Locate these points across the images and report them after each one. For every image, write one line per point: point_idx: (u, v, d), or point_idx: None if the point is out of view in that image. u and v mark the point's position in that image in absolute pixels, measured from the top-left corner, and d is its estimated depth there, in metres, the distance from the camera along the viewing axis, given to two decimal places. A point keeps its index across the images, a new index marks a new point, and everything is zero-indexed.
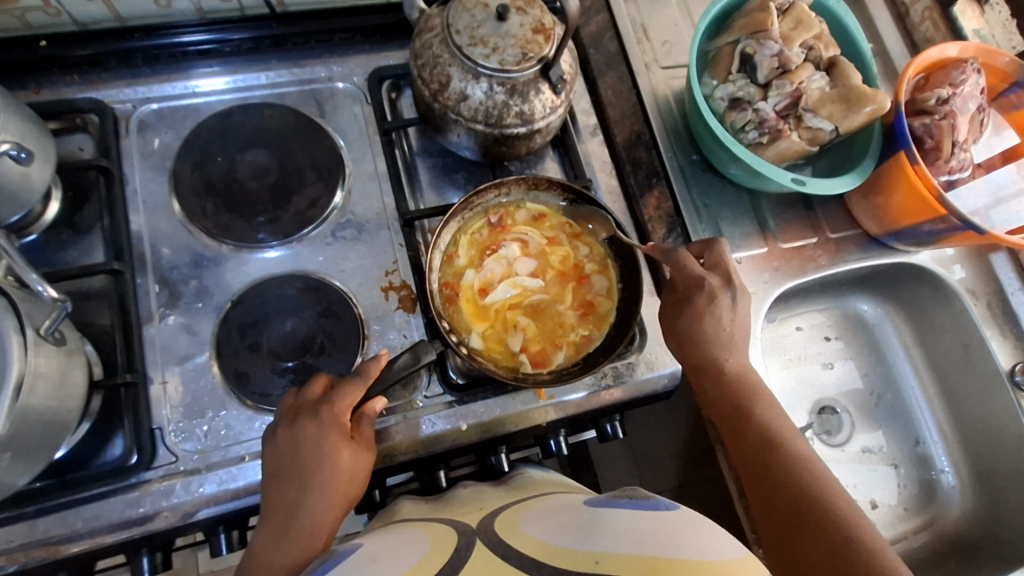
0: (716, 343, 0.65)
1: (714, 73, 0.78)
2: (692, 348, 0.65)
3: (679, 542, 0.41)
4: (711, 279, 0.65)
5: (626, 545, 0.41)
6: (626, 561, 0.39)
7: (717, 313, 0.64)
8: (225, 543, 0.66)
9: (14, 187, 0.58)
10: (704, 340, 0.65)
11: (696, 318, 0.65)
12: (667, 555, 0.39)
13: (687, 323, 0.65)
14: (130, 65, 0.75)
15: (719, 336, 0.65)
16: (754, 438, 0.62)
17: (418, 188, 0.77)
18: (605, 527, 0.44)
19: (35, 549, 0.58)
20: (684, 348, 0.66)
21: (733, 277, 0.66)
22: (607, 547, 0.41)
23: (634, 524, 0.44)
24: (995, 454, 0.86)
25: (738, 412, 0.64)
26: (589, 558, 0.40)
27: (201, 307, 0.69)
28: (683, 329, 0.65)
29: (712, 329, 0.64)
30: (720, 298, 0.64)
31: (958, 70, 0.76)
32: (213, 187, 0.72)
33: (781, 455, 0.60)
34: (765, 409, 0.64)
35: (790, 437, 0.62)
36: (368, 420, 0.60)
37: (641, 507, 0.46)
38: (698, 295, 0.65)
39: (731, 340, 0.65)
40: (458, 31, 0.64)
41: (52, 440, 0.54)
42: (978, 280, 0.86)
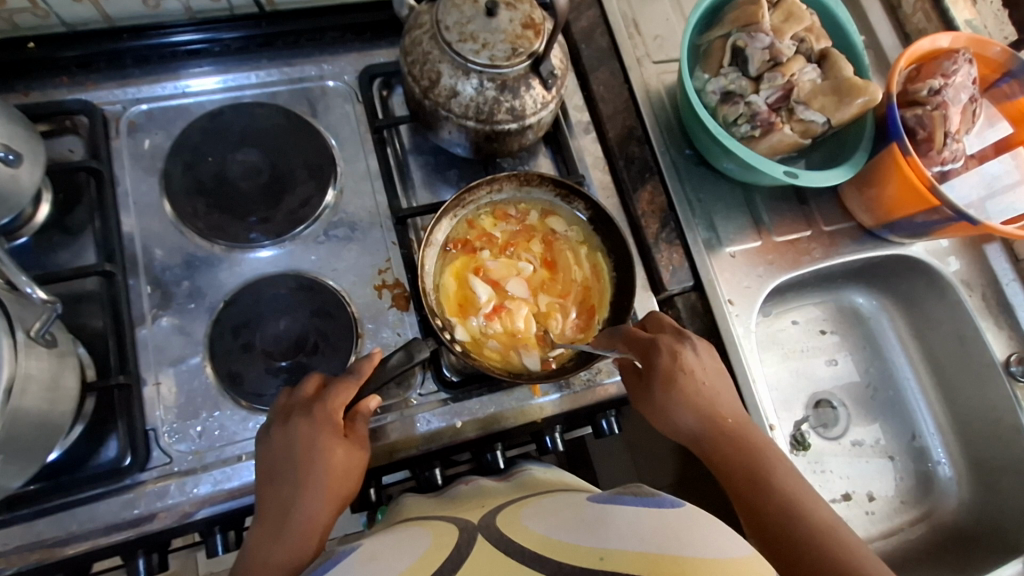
0: (697, 403, 0.62)
1: (706, 67, 0.77)
2: (671, 409, 0.62)
3: (685, 539, 0.41)
4: (664, 337, 0.63)
5: (630, 541, 0.41)
6: (631, 557, 0.39)
7: (684, 372, 0.62)
8: (221, 544, 0.65)
9: (4, 190, 0.58)
10: (687, 399, 0.61)
11: (664, 380, 0.61)
12: (674, 552, 0.39)
13: (657, 386, 0.62)
14: (119, 66, 0.75)
15: (696, 397, 0.62)
16: (768, 504, 0.57)
17: (410, 186, 0.77)
18: (609, 524, 0.44)
19: (31, 552, 0.58)
20: (668, 414, 0.62)
21: (682, 330, 0.66)
22: (612, 543, 0.41)
23: (639, 521, 0.44)
24: (991, 445, 0.87)
25: (747, 475, 0.59)
26: (592, 554, 0.41)
27: (194, 308, 0.69)
28: (659, 395, 0.62)
29: (687, 391, 0.61)
30: (682, 355, 0.62)
31: (948, 61, 0.76)
32: (204, 187, 0.71)
33: (803, 521, 0.55)
34: (776, 468, 0.59)
35: (810, 501, 0.57)
36: (363, 418, 0.60)
37: (646, 503, 0.46)
38: (659, 358, 0.62)
39: (713, 396, 0.62)
40: (448, 27, 0.63)
41: (45, 443, 0.54)
42: (973, 271, 0.86)
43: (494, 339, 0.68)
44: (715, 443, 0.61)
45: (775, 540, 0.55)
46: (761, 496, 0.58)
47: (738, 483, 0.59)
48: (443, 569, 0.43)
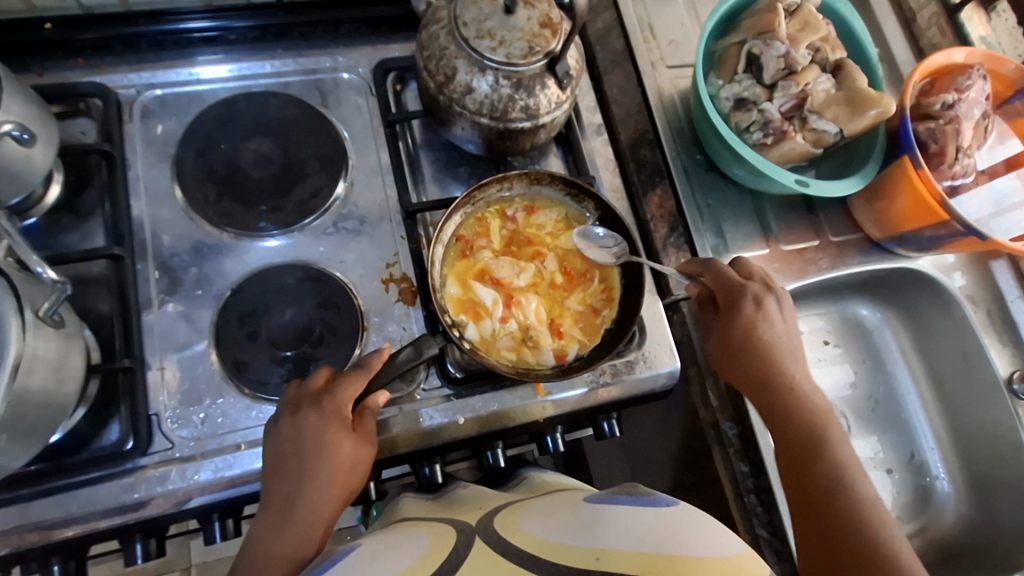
0: (773, 357, 0.67)
1: (720, 73, 0.77)
2: (746, 357, 0.67)
3: (682, 539, 0.41)
4: (754, 287, 0.68)
5: (626, 541, 0.41)
6: (628, 558, 0.40)
7: (766, 321, 0.67)
8: (219, 531, 0.66)
9: (15, 169, 0.58)
10: (767, 352, 0.67)
11: (748, 324, 0.67)
12: (669, 552, 0.40)
13: (738, 332, 0.67)
14: (135, 50, 0.75)
15: (772, 352, 0.67)
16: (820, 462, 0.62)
17: (421, 181, 0.77)
18: (606, 524, 0.44)
19: (29, 533, 0.58)
20: (743, 355, 0.67)
21: (773, 284, 0.70)
22: (608, 543, 0.41)
23: (635, 520, 0.44)
24: (992, 460, 0.87)
25: (805, 441, 0.63)
26: (589, 554, 0.41)
27: (201, 295, 0.68)
28: (737, 336, 0.67)
29: (769, 338, 0.67)
30: (769, 304, 0.68)
31: (964, 76, 0.76)
32: (215, 174, 0.71)
33: (845, 484, 0.60)
34: (834, 440, 0.63)
35: (857, 475, 0.61)
36: (371, 414, 0.60)
37: (640, 502, 0.46)
38: (745, 303, 0.67)
39: (784, 356, 0.67)
40: (466, 23, 0.64)
41: (50, 424, 0.54)
42: (978, 288, 0.88)
43: (507, 339, 0.68)
44: (780, 404, 0.65)
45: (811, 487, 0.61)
46: (808, 465, 0.62)
47: (788, 445, 0.64)
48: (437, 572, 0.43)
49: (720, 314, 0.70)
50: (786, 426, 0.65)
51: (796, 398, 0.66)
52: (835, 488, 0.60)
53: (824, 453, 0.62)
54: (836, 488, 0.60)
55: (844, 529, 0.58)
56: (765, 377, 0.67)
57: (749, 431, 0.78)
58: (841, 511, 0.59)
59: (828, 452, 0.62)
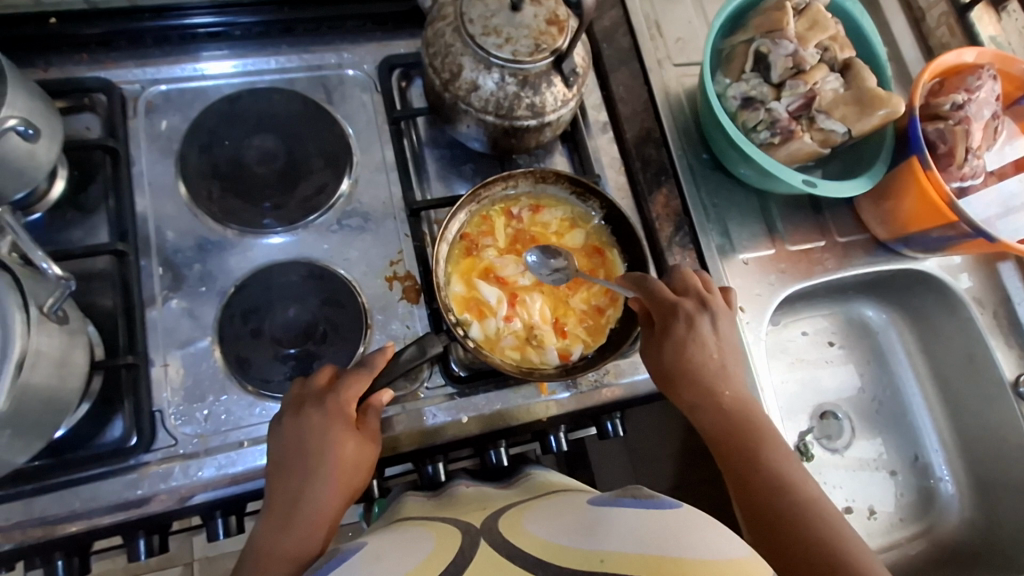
0: (704, 372, 0.63)
1: (727, 72, 0.77)
2: (684, 380, 0.63)
3: (685, 540, 0.40)
4: (684, 302, 0.64)
5: (629, 542, 0.41)
6: (631, 558, 0.40)
7: (694, 341, 0.63)
8: (221, 528, 0.66)
9: (19, 164, 0.58)
10: (692, 371, 0.63)
11: (682, 343, 0.63)
12: (673, 554, 0.39)
13: (671, 356, 0.63)
14: (139, 46, 0.75)
15: (704, 371, 0.63)
16: (764, 479, 0.58)
17: (425, 178, 0.77)
18: (608, 526, 0.44)
19: (32, 528, 0.58)
20: (674, 382, 0.64)
21: (705, 297, 0.65)
22: (611, 544, 0.41)
23: (639, 523, 0.43)
24: (996, 463, 0.86)
25: (745, 463, 0.60)
26: (593, 556, 0.41)
27: (205, 291, 0.68)
28: (667, 360, 0.63)
29: (696, 357, 0.63)
30: (700, 323, 0.63)
31: (973, 76, 0.75)
32: (220, 171, 0.71)
33: (792, 497, 0.57)
34: (771, 449, 0.60)
35: (803, 482, 0.58)
36: (374, 412, 0.60)
37: (645, 505, 0.46)
38: (676, 324, 0.63)
39: (717, 372, 0.63)
40: (472, 20, 0.63)
41: (53, 420, 0.54)
42: (986, 290, 0.85)
43: (511, 338, 0.67)
44: (717, 423, 0.62)
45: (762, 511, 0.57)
46: (757, 485, 0.58)
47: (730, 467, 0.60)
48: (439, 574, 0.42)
49: (653, 336, 0.65)
50: (726, 451, 0.61)
51: (736, 413, 0.62)
52: (784, 506, 0.56)
53: (763, 470, 0.59)
54: (784, 505, 0.56)
55: (798, 544, 0.54)
56: (703, 399, 0.63)
57: None
58: (793, 524, 0.55)
59: (765, 466, 0.59)
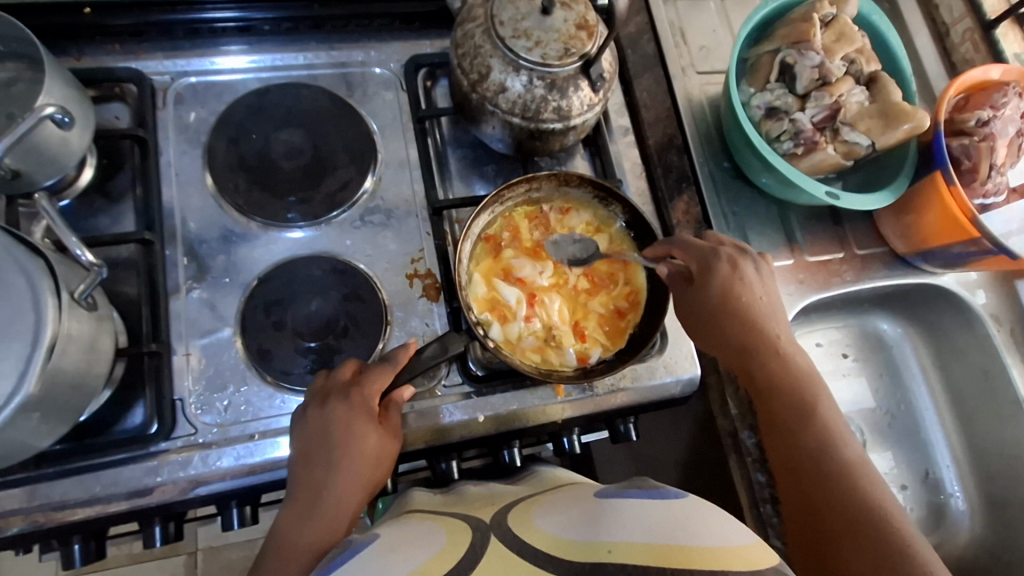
0: (755, 323, 0.66)
1: (752, 81, 0.77)
2: (727, 326, 0.65)
3: (692, 529, 0.40)
4: (728, 251, 0.68)
5: (638, 532, 0.41)
6: (640, 548, 0.40)
7: (746, 287, 0.66)
8: (236, 518, 0.67)
9: (53, 151, 0.59)
10: (744, 313, 0.66)
11: (725, 288, 0.66)
12: (681, 543, 0.39)
13: (716, 297, 0.65)
14: (170, 38, 0.75)
15: (754, 313, 0.66)
16: (808, 424, 0.62)
17: (448, 177, 0.77)
18: (615, 518, 0.44)
19: (52, 511, 0.59)
20: (723, 323, 0.66)
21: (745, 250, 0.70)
22: (620, 536, 0.41)
23: (647, 513, 0.44)
24: (1009, 480, 0.86)
25: (790, 406, 0.63)
26: (602, 547, 0.41)
27: (228, 282, 0.69)
28: (715, 301, 0.66)
29: (744, 299, 0.66)
30: (743, 269, 0.67)
31: (999, 93, 0.75)
32: (246, 164, 0.72)
33: (830, 444, 0.61)
34: (822, 404, 0.63)
35: (843, 434, 0.62)
36: (395, 407, 0.60)
37: (652, 495, 0.46)
38: (722, 267, 0.66)
39: (766, 319, 0.67)
40: (502, 22, 0.64)
41: (79, 404, 0.55)
42: (1003, 307, 0.86)
43: (531, 339, 0.68)
44: (764, 373, 0.65)
45: (804, 457, 0.61)
46: (798, 428, 0.62)
47: (774, 410, 0.64)
48: (457, 570, 0.43)
49: (692, 284, 0.67)
50: (769, 394, 0.65)
51: (784, 364, 0.65)
52: (825, 453, 0.61)
53: (812, 423, 0.62)
54: (825, 451, 0.61)
55: (834, 494, 0.59)
56: (748, 347, 0.65)
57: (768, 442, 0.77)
58: (829, 469, 0.60)
59: (816, 419, 0.62)
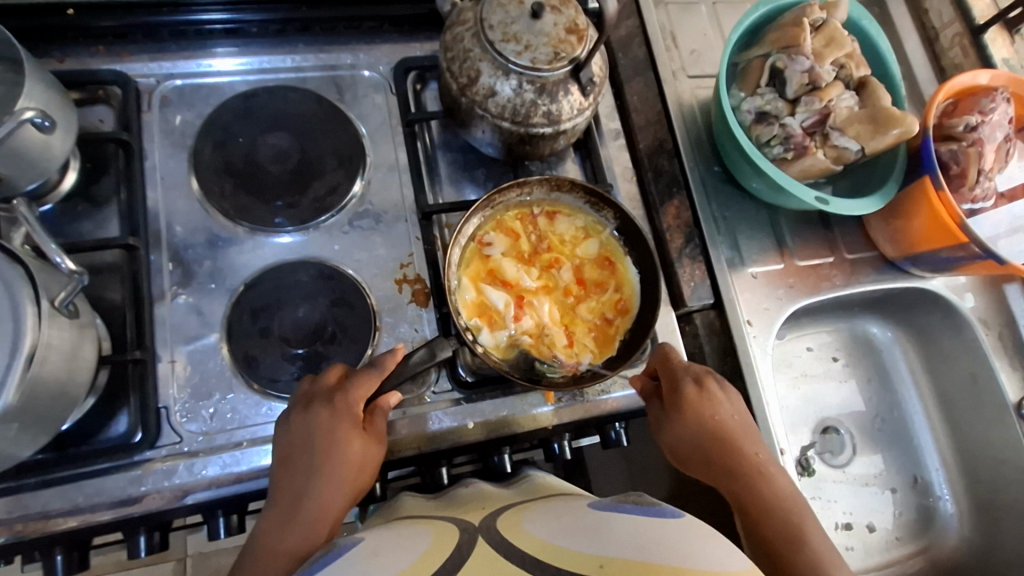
0: (730, 444, 0.63)
1: (743, 85, 0.77)
2: (705, 459, 0.63)
3: (684, 550, 0.40)
4: (697, 368, 0.66)
5: (628, 548, 0.41)
6: (629, 566, 0.39)
7: (712, 406, 0.64)
8: (222, 528, 0.64)
9: (34, 155, 0.58)
10: (720, 435, 0.63)
11: (694, 409, 0.63)
12: (673, 563, 0.39)
13: (683, 429, 0.63)
14: (155, 40, 0.74)
15: (726, 434, 0.63)
16: (805, 556, 0.57)
17: (437, 181, 0.77)
18: (609, 531, 0.44)
19: (34, 521, 0.58)
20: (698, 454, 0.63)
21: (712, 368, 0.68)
22: (611, 551, 0.41)
23: (638, 529, 0.44)
24: (999, 484, 0.86)
25: (783, 538, 0.58)
26: (594, 562, 0.40)
27: (214, 288, 0.68)
28: (679, 437, 0.64)
29: (714, 424, 0.63)
30: (710, 385, 0.65)
31: (987, 98, 0.75)
32: (232, 168, 0.71)
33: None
34: (812, 531, 0.59)
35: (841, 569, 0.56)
36: (381, 413, 0.60)
37: (647, 513, 0.46)
38: (685, 385, 0.64)
39: (743, 442, 0.64)
40: (492, 26, 0.63)
41: (60, 414, 0.53)
42: (991, 311, 0.86)
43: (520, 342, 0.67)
44: (752, 496, 0.61)
45: None
46: (794, 562, 0.56)
47: (766, 551, 0.58)
48: (443, 567, 0.42)
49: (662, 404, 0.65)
50: (758, 522, 0.60)
51: (764, 487, 0.61)
52: None
53: (806, 553, 0.57)
54: None
55: None
56: (730, 468, 0.62)
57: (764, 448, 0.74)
58: None
59: (808, 551, 0.57)
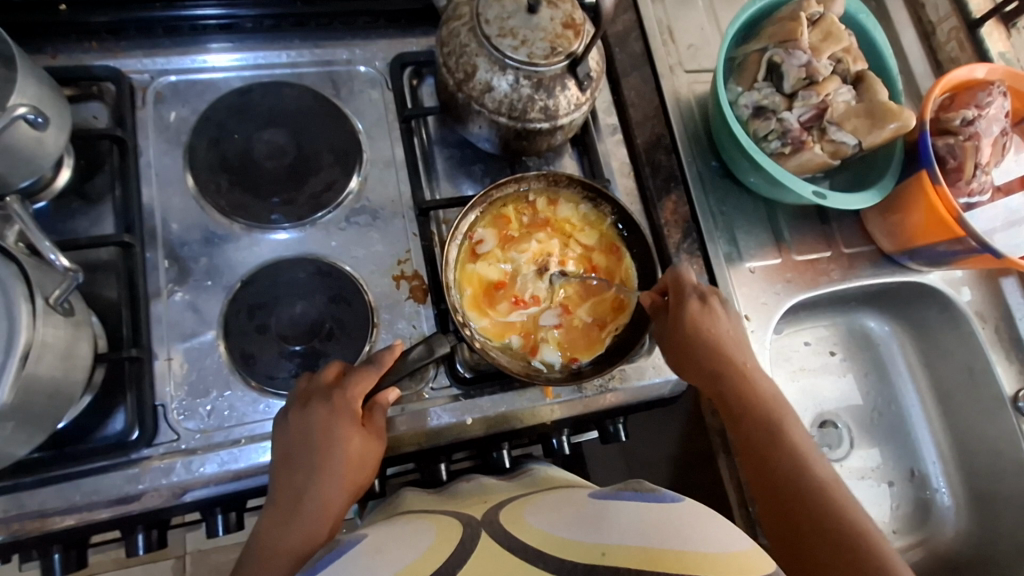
0: (723, 351, 0.65)
1: (740, 80, 0.77)
2: (696, 366, 0.65)
3: (684, 535, 0.40)
4: (698, 284, 0.67)
5: (630, 535, 0.41)
6: (631, 553, 0.39)
7: (711, 322, 0.65)
8: (220, 525, 0.66)
9: (26, 152, 0.57)
10: (717, 344, 0.65)
11: (693, 322, 0.64)
12: (674, 548, 0.39)
13: (682, 338, 0.64)
14: (149, 35, 0.74)
15: (721, 343, 0.65)
16: (784, 454, 0.61)
17: (434, 177, 0.76)
18: (611, 520, 0.44)
19: (31, 520, 0.58)
20: (687, 363, 0.65)
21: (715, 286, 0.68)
22: (613, 538, 0.41)
23: (640, 516, 0.43)
24: (995, 477, 0.86)
25: (767, 436, 0.62)
26: (595, 550, 0.40)
27: (210, 285, 0.68)
28: (677, 345, 0.65)
29: (711, 335, 0.65)
30: (711, 302, 0.66)
31: (983, 92, 0.75)
32: (228, 164, 0.71)
33: (803, 473, 0.60)
34: (790, 428, 0.63)
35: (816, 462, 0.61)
36: (380, 410, 0.60)
37: (646, 498, 0.46)
38: (687, 300, 0.65)
39: (735, 349, 0.66)
40: (488, 21, 0.63)
41: (55, 413, 0.53)
42: (987, 305, 0.86)
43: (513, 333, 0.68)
44: (739, 400, 0.64)
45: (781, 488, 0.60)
46: (776, 461, 0.61)
47: (750, 446, 0.63)
48: (446, 565, 0.42)
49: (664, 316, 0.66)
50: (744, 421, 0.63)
51: (754, 391, 0.65)
52: (803, 479, 0.59)
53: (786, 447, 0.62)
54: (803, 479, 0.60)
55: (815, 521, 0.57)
56: (718, 373, 0.65)
57: None
58: (807, 497, 0.58)
59: (789, 446, 0.62)
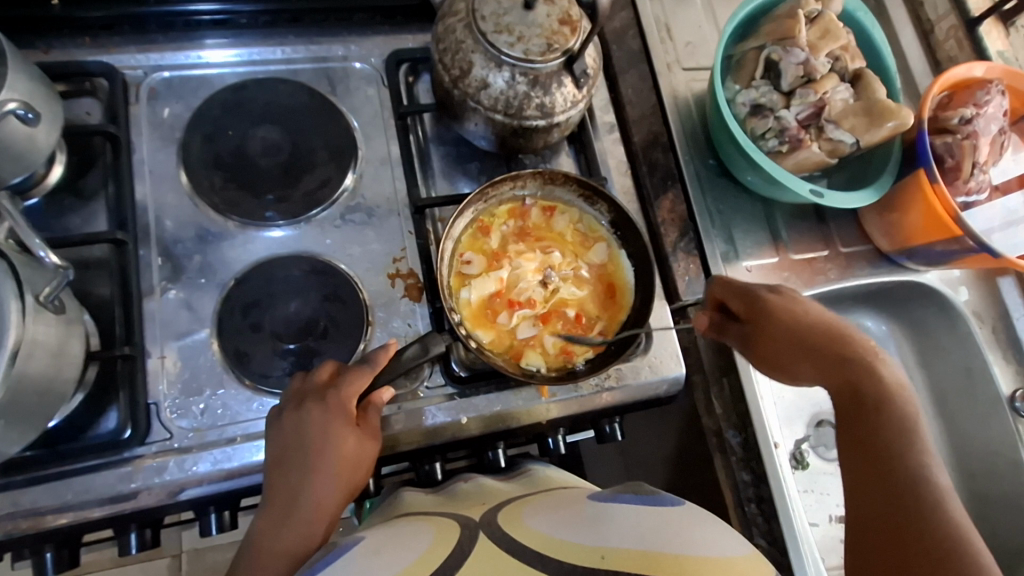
0: (840, 339, 0.62)
1: (737, 78, 0.77)
2: (804, 351, 0.62)
3: (685, 539, 0.40)
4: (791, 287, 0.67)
5: (629, 539, 0.41)
6: (630, 556, 0.39)
7: (810, 312, 0.63)
8: (215, 523, 0.65)
9: (18, 148, 0.56)
10: (827, 333, 0.62)
11: (797, 314, 0.63)
12: (674, 552, 0.39)
13: (783, 326, 0.63)
14: (142, 31, 0.73)
15: (828, 330, 0.63)
16: (900, 447, 0.57)
17: (430, 175, 0.76)
18: (610, 522, 0.43)
19: (22, 519, 0.57)
20: (785, 350, 0.63)
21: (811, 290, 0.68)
22: (613, 541, 0.41)
23: (640, 519, 0.43)
24: (992, 476, 0.86)
25: (885, 425, 0.58)
26: (594, 552, 0.40)
27: (204, 283, 0.67)
28: (778, 334, 0.63)
29: (816, 323, 0.63)
30: (805, 298, 0.65)
31: (982, 91, 0.75)
32: (222, 161, 0.70)
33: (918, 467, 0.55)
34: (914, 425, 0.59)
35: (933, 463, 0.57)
36: (375, 410, 0.59)
37: (646, 501, 0.46)
38: (773, 296, 0.64)
39: (854, 338, 0.63)
40: (484, 17, 0.63)
41: (46, 411, 0.53)
42: (985, 305, 0.87)
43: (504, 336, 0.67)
44: (857, 386, 0.60)
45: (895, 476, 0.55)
46: (891, 450, 0.56)
47: (863, 433, 0.58)
48: (444, 566, 0.42)
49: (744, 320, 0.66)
50: (859, 406, 0.60)
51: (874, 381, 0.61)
52: (917, 474, 0.55)
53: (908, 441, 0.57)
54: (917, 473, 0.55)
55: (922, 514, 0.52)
56: (836, 357, 0.62)
57: (751, 440, 0.80)
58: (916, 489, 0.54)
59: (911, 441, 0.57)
